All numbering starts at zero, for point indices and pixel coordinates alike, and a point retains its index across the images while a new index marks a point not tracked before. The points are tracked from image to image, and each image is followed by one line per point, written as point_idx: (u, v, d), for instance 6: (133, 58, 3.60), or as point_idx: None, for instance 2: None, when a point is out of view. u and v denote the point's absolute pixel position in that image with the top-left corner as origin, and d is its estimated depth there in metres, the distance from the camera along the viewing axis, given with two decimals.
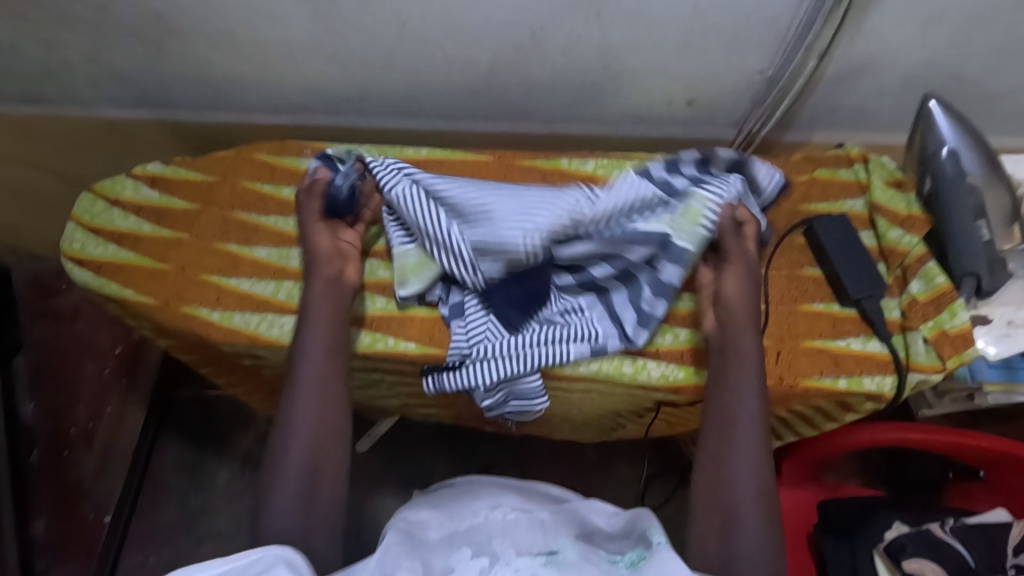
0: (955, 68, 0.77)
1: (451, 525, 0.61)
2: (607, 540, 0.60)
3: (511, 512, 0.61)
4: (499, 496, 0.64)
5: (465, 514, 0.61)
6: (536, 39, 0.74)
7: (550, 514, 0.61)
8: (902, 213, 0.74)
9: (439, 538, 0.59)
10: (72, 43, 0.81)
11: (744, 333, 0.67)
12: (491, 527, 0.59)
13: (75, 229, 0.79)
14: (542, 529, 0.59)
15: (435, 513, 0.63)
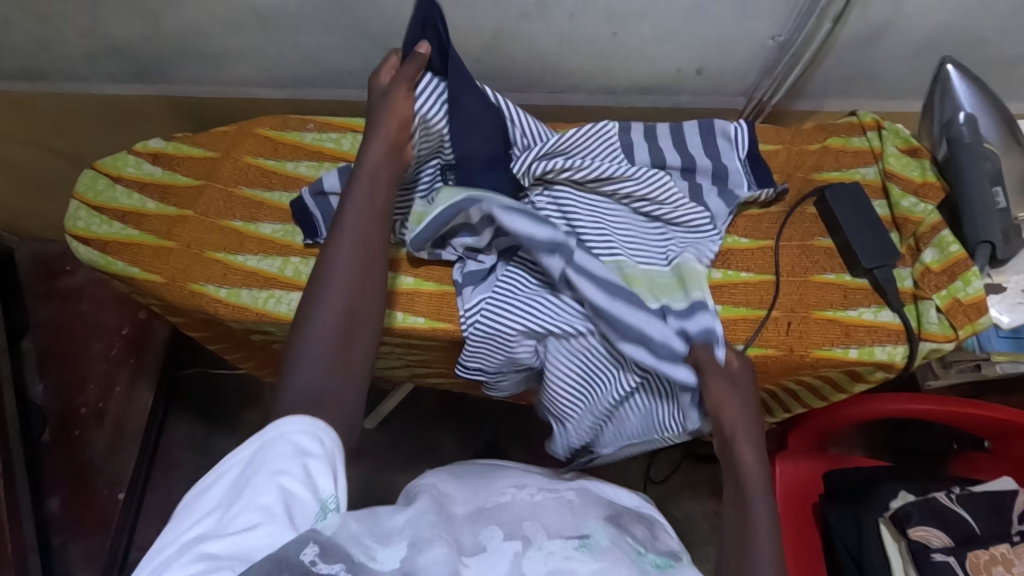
0: (975, 31, 0.74)
1: (475, 501, 0.56)
2: (633, 524, 0.57)
3: (538, 494, 0.57)
4: (523, 478, 0.61)
5: (491, 493, 0.57)
6: (542, 5, 0.72)
7: (577, 495, 0.58)
8: (917, 180, 0.73)
9: (464, 513, 0.54)
10: (67, 17, 0.78)
11: (743, 441, 0.62)
12: (519, 507, 0.55)
13: (79, 207, 0.79)
14: (571, 511, 0.55)
15: (459, 490, 0.58)
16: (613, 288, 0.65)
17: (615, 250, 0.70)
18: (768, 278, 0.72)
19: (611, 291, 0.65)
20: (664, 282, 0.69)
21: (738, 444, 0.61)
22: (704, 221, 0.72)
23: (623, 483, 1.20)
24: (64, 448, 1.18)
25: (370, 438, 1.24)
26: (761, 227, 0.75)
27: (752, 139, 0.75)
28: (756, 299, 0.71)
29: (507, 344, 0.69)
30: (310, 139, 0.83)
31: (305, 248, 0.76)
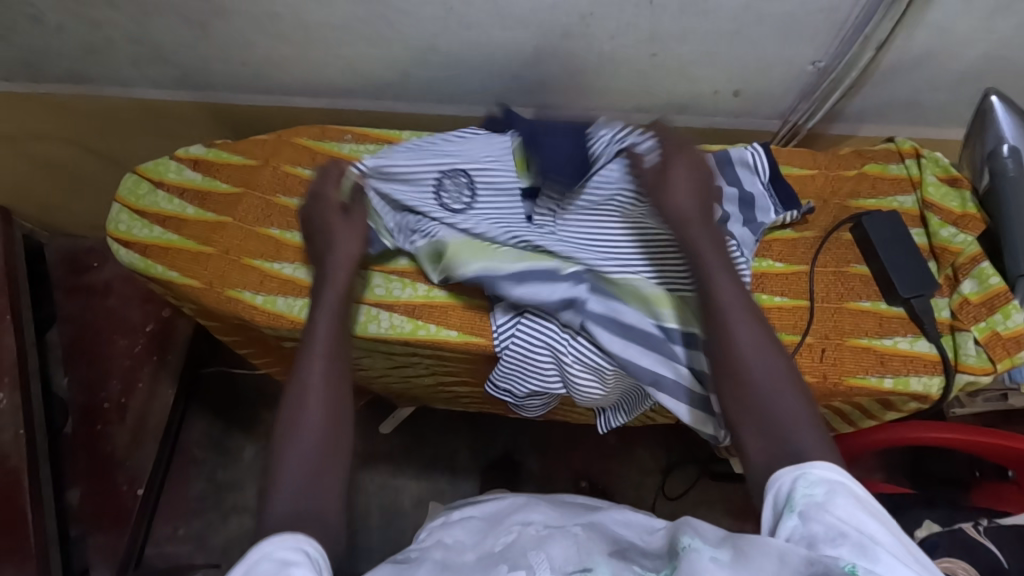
0: (1018, 62, 0.74)
1: (484, 546, 0.61)
2: (642, 556, 0.55)
3: (545, 529, 0.62)
4: (530, 513, 0.66)
5: (500, 534, 0.62)
6: (585, 25, 0.72)
7: (583, 529, 0.61)
8: (957, 211, 0.73)
9: (474, 559, 0.59)
10: (117, 25, 0.80)
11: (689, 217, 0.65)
12: (524, 542, 0.59)
13: (121, 210, 0.80)
14: (576, 544, 0.57)
15: (469, 536, 0.64)
16: (630, 334, 0.68)
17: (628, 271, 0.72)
18: (802, 303, 0.71)
19: (625, 337, 0.67)
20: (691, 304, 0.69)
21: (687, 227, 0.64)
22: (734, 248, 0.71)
23: (637, 499, 1.20)
24: (87, 442, 1.20)
25: (386, 444, 1.24)
26: (795, 252, 0.74)
27: (770, 162, 0.76)
28: (790, 324, 0.71)
29: (537, 373, 0.71)
30: (348, 150, 0.84)
31: None
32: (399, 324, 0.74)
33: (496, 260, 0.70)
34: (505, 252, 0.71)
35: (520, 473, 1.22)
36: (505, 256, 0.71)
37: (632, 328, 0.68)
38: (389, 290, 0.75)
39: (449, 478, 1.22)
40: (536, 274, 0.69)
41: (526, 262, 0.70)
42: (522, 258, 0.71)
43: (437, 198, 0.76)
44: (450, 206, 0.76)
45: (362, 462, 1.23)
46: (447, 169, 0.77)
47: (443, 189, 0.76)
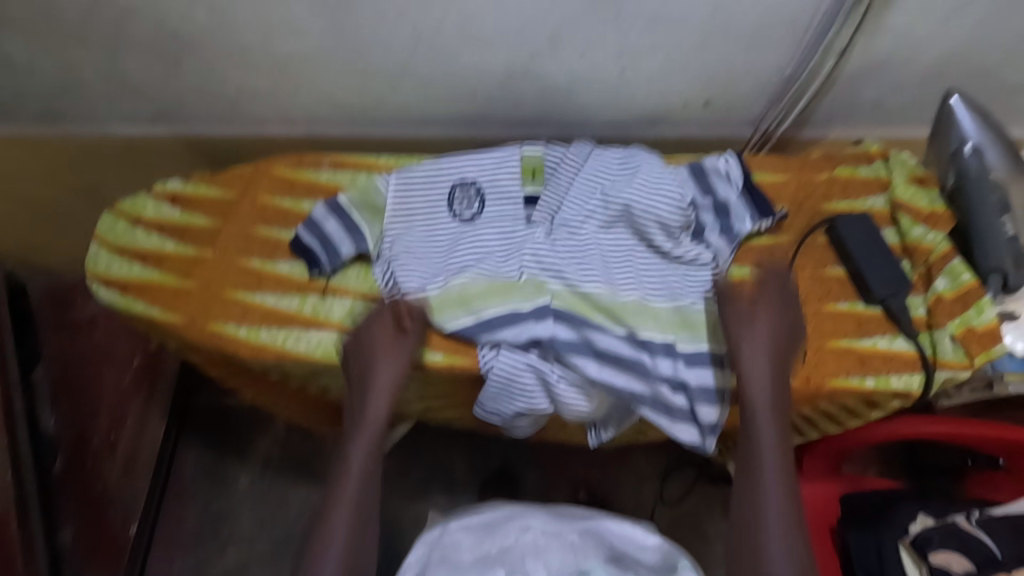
0: (977, 61, 0.76)
1: (485, 544, 0.76)
2: (634, 564, 0.75)
3: (542, 537, 0.76)
4: (528, 516, 0.78)
5: (497, 535, 0.76)
6: (553, 43, 0.73)
7: (578, 535, 0.77)
8: (925, 210, 0.74)
9: (473, 559, 0.75)
10: (89, 62, 0.81)
11: (754, 351, 0.67)
12: (523, 547, 0.76)
13: (99, 249, 0.80)
14: (572, 553, 0.75)
15: (471, 533, 0.77)
16: (603, 356, 0.69)
17: (606, 281, 0.72)
18: (782, 308, 0.72)
19: (599, 358, 0.69)
20: (668, 319, 0.71)
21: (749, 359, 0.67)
22: (707, 263, 0.74)
23: (636, 507, 1.20)
24: (77, 480, 1.18)
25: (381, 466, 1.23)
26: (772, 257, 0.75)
27: (742, 171, 0.77)
28: None
29: (522, 393, 0.71)
30: (326, 177, 0.84)
31: (317, 283, 0.78)
32: None
33: (468, 303, 0.71)
34: (477, 290, 0.72)
35: (518, 487, 1.21)
36: (475, 298, 0.72)
37: (605, 349, 0.69)
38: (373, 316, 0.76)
39: (447, 496, 1.22)
40: (507, 316, 0.70)
41: (500, 305, 0.71)
42: (494, 295, 0.71)
43: (449, 209, 0.79)
44: (462, 217, 0.78)
45: None
46: (459, 181, 0.80)
47: (453, 201, 0.79)
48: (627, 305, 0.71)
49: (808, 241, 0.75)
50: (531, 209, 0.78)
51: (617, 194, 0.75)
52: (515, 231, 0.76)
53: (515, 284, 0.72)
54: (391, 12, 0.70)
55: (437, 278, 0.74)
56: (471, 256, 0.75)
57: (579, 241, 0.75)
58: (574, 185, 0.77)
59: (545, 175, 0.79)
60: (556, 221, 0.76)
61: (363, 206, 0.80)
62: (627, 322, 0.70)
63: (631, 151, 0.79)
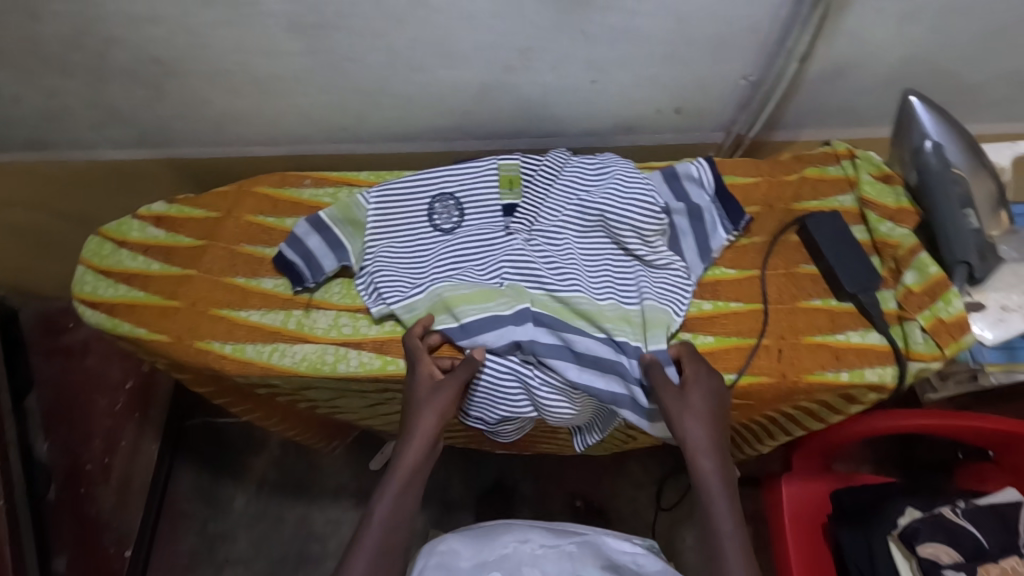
0: (936, 61, 0.78)
1: (481, 555, 0.74)
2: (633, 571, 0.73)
3: (540, 548, 0.74)
4: (527, 529, 0.77)
5: (495, 545, 0.74)
6: (525, 59, 0.75)
7: (577, 546, 0.75)
8: (892, 206, 0.76)
9: (471, 566, 0.73)
10: (73, 90, 0.82)
11: (701, 456, 0.65)
12: (521, 557, 0.74)
13: (86, 271, 0.81)
14: (570, 561, 0.73)
15: (466, 544, 0.74)
16: (584, 358, 0.70)
17: (581, 287, 0.73)
18: (756, 307, 0.74)
19: (581, 362, 0.70)
20: (640, 323, 0.72)
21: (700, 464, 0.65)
22: (679, 268, 0.76)
23: (632, 513, 1.20)
24: (71, 507, 1.18)
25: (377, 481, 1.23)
26: (746, 257, 0.78)
27: (715, 175, 0.78)
28: (746, 328, 0.73)
29: (506, 400, 0.72)
30: (309, 194, 0.86)
31: (301, 298, 0.79)
32: (368, 362, 0.75)
33: (452, 309, 0.73)
34: (461, 296, 0.73)
35: (514, 498, 1.22)
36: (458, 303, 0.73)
37: (586, 351, 0.70)
38: (357, 328, 0.77)
39: (443, 510, 1.22)
40: (488, 321, 0.72)
41: (480, 310, 0.72)
42: (478, 300, 0.72)
43: (429, 220, 0.79)
44: (443, 228, 0.79)
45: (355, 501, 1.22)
46: (435, 194, 0.80)
47: (433, 213, 0.79)
48: (603, 311, 0.72)
49: (778, 238, 0.78)
50: (510, 219, 0.79)
51: (592, 202, 0.76)
52: (494, 239, 0.77)
53: (496, 289, 0.74)
54: (366, 34, 0.72)
55: (418, 289, 0.76)
56: (451, 265, 0.76)
57: (556, 248, 0.76)
58: (550, 193, 0.79)
59: (522, 184, 0.79)
60: (535, 229, 0.77)
61: (346, 221, 0.80)
62: (603, 326, 0.71)
63: (606, 158, 0.80)
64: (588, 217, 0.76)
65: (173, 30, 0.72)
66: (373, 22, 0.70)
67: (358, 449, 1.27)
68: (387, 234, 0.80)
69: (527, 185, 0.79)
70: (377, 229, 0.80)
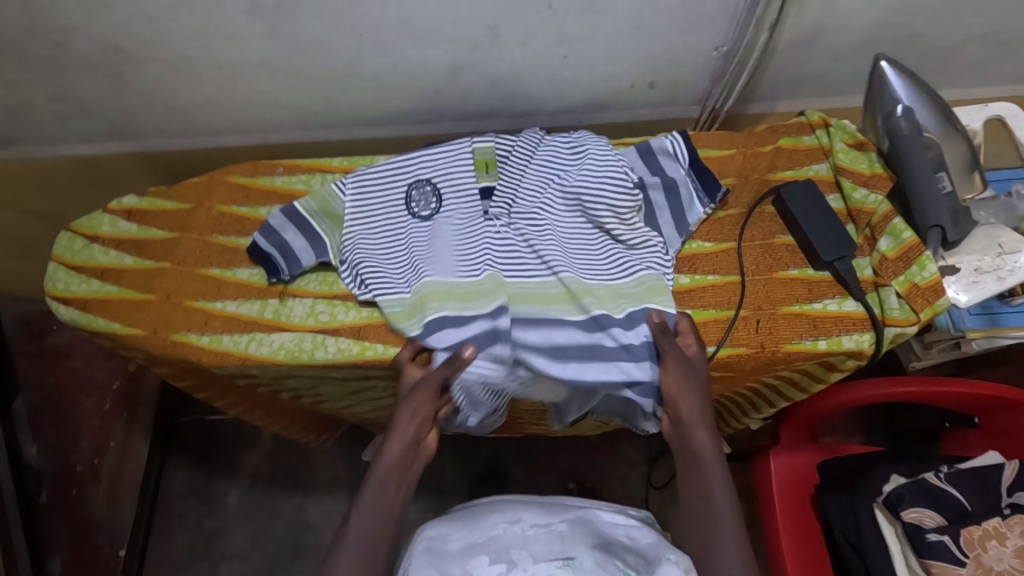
0: (906, 26, 0.78)
1: (470, 537, 0.72)
2: (625, 550, 0.70)
3: (529, 528, 0.72)
4: (519, 511, 0.75)
5: (485, 527, 0.73)
6: (493, 36, 0.75)
7: (567, 525, 0.72)
8: (865, 172, 0.76)
9: (458, 549, 0.71)
10: (34, 84, 0.81)
11: (697, 427, 0.66)
12: (509, 538, 0.71)
13: (57, 268, 0.80)
14: (560, 539, 0.70)
15: (455, 526, 0.74)
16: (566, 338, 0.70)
17: (569, 269, 0.73)
18: (733, 279, 0.74)
19: (565, 341, 0.70)
20: (637, 292, 0.72)
21: (696, 435, 0.66)
22: (656, 244, 0.75)
23: (625, 493, 1.20)
24: (63, 508, 1.17)
25: None
26: (723, 230, 0.77)
27: (690, 148, 0.78)
28: (723, 299, 0.73)
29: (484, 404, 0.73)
30: (281, 182, 0.85)
31: (275, 287, 0.78)
32: (347, 348, 0.74)
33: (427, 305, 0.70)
34: (439, 293, 0.71)
35: (507, 482, 1.22)
36: (432, 300, 0.70)
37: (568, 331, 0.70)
38: (334, 315, 0.76)
39: (436, 497, 1.22)
40: (457, 318, 0.70)
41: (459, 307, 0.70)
42: (455, 298, 0.71)
43: (407, 208, 0.78)
44: (421, 215, 0.77)
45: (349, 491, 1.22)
46: (412, 180, 0.78)
47: (410, 199, 0.78)
48: (589, 287, 0.72)
49: (758, 213, 0.77)
50: (488, 202, 0.77)
51: (569, 183, 0.76)
52: (474, 224, 0.75)
53: (476, 288, 0.71)
54: (330, 15, 0.71)
55: (404, 281, 0.74)
56: (434, 253, 0.75)
57: (538, 228, 0.75)
58: (526, 174, 0.78)
59: (498, 166, 0.79)
60: (515, 211, 0.76)
61: (324, 215, 0.79)
62: (584, 304, 0.71)
63: (580, 137, 0.80)
64: (566, 197, 0.76)
65: (132, 16, 0.71)
66: (334, 1, 0.69)
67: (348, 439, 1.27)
68: (366, 221, 0.78)
69: (503, 168, 0.79)
70: (357, 216, 0.78)
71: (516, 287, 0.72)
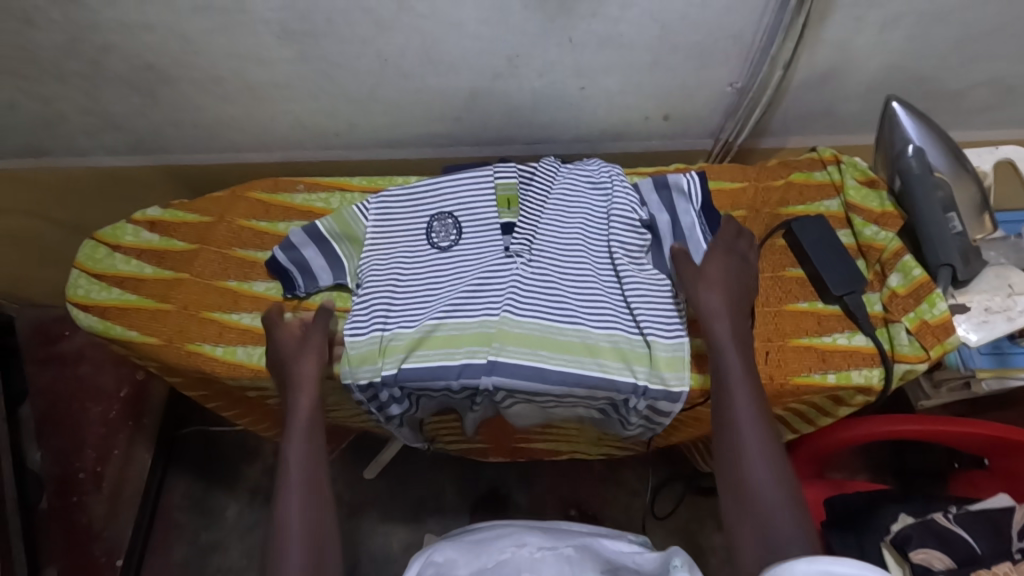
0: (916, 69, 0.80)
1: (479, 561, 0.73)
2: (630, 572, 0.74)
3: (537, 551, 0.73)
4: (523, 532, 0.75)
5: (492, 550, 0.74)
6: (513, 65, 0.77)
7: (574, 549, 0.74)
8: (876, 210, 0.77)
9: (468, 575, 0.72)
10: (69, 98, 0.84)
11: (716, 318, 0.69)
12: (518, 562, 0.73)
13: (79, 275, 0.82)
14: (569, 564, 0.73)
15: (461, 551, 0.73)
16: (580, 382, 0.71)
17: (575, 322, 0.73)
18: None
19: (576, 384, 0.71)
20: (643, 356, 0.72)
21: (716, 327, 0.68)
22: (663, 283, 0.75)
23: (626, 522, 1.19)
24: (61, 516, 1.17)
25: (370, 489, 1.23)
26: None
27: (704, 190, 0.79)
28: None
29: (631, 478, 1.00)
30: (301, 200, 0.87)
31: (292, 303, 0.80)
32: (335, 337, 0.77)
33: (432, 351, 0.72)
34: (443, 338, 0.72)
35: (508, 507, 1.20)
36: (433, 346, 0.72)
37: (584, 377, 0.71)
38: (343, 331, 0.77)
39: (436, 519, 1.20)
40: (456, 368, 0.71)
41: (444, 356, 0.72)
42: (460, 344, 0.72)
43: (427, 239, 0.79)
44: (439, 245, 0.78)
45: (348, 510, 1.21)
46: (435, 212, 0.80)
47: (430, 230, 0.79)
48: (600, 344, 0.72)
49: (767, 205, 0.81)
50: (509, 238, 0.77)
51: (600, 226, 0.78)
52: (493, 261, 0.76)
53: (484, 331, 0.72)
54: (355, 40, 0.73)
55: (408, 309, 0.75)
56: (449, 286, 0.76)
57: (559, 269, 0.76)
58: (544, 213, 0.80)
59: (519, 204, 0.79)
60: (534, 248, 0.76)
61: (346, 237, 0.80)
62: (597, 361, 0.71)
63: (598, 169, 0.82)
64: (584, 235, 0.78)
65: (168, 38, 0.74)
66: (361, 28, 0.71)
67: (350, 457, 1.25)
68: (380, 248, 0.79)
69: (523, 206, 0.79)
70: (374, 240, 0.80)
71: (517, 329, 0.72)
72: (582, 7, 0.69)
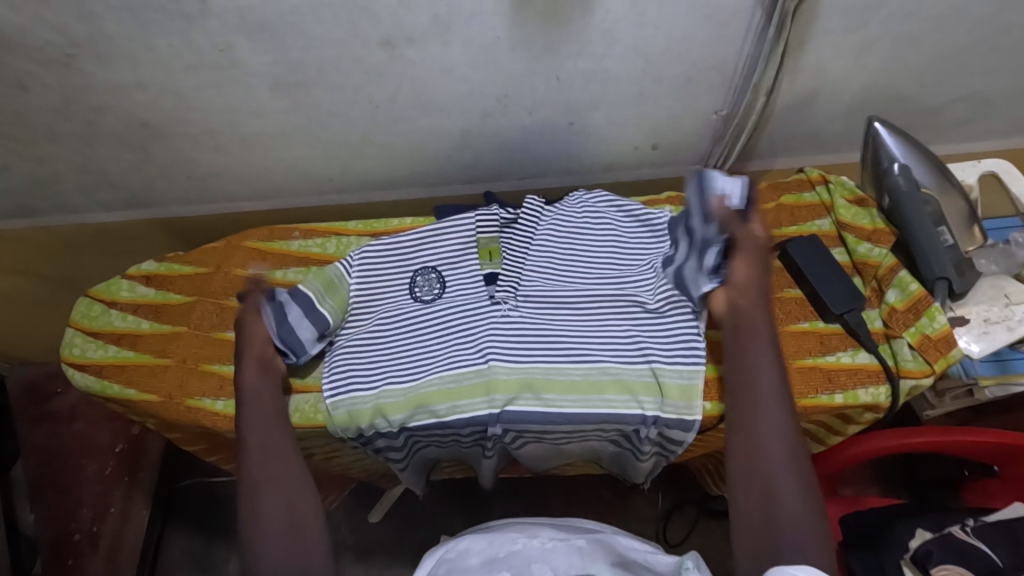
0: (894, 89, 0.82)
1: (490, 550, 0.62)
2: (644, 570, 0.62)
3: (549, 541, 0.62)
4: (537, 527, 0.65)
5: (505, 539, 0.63)
6: (503, 105, 0.78)
7: (588, 541, 0.63)
8: (867, 227, 0.79)
9: (479, 563, 0.60)
10: (62, 157, 0.84)
11: (750, 291, 0.66)
12: (530, 552, 0.61)
13: (74, 333, 0.81)
14: (580, 555, 0.61)
15: (476, 539, 0.63)
16: (586, 420, 0.71)
17: (574, 359, 0.72)
18: None
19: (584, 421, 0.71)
20: (645, 384, 0.71)
21: (750, 302, 0.65)
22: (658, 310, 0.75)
23: None
24: None
25: (375, 533, 1.20)
26: None
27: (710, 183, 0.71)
28: None
29: None
30: (297, 246, 0.87)
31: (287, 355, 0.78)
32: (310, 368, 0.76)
33: (426, 405, 0.71)
34: (442, 391, 0.71)
35: None
36: (436, 401, 0.71)
37: (592, 414, 0.70)
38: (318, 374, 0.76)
39: None
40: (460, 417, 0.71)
41: (452, 408, 0.71)
42: (459, 397, 0.71)
43: (410, 294, 0.79)
44: (422, 299, 0.78)
45: (353, 555, 1.18)
46: (417, 267, 0.80)
47: (415, 285, 0.79)
48: (605, 380, 0.71)
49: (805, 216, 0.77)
50: (492, 287, 0.78)
51: (586, 259, 0.80)
52: (478, 308, 0.76)
53: (478, 378, 0.71)
54: (347, 89, 0.74)
55: (395, 359, 0.74)
56: (435, 335, 0.75)
57: (551, 310, 0.75)
58: (528, 256, 0.80)
59: (502, 253, 0.80)
60: (519, 293, 0.77)
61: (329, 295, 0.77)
62: (602, 396, 0.71)
63: (585, 200, 0.84)
64: (573, 269, 0.79)
65: (160, 95, 0.74)
66: (353, 77, 0.73)
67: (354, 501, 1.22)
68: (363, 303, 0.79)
69: (507, 254, 0.80)
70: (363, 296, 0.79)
71: (510, 375, 0.71)
72: (568, 46, 0.70)
